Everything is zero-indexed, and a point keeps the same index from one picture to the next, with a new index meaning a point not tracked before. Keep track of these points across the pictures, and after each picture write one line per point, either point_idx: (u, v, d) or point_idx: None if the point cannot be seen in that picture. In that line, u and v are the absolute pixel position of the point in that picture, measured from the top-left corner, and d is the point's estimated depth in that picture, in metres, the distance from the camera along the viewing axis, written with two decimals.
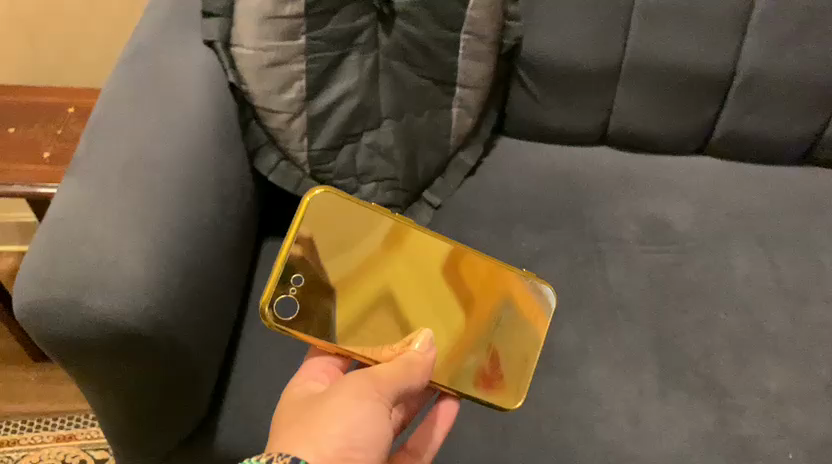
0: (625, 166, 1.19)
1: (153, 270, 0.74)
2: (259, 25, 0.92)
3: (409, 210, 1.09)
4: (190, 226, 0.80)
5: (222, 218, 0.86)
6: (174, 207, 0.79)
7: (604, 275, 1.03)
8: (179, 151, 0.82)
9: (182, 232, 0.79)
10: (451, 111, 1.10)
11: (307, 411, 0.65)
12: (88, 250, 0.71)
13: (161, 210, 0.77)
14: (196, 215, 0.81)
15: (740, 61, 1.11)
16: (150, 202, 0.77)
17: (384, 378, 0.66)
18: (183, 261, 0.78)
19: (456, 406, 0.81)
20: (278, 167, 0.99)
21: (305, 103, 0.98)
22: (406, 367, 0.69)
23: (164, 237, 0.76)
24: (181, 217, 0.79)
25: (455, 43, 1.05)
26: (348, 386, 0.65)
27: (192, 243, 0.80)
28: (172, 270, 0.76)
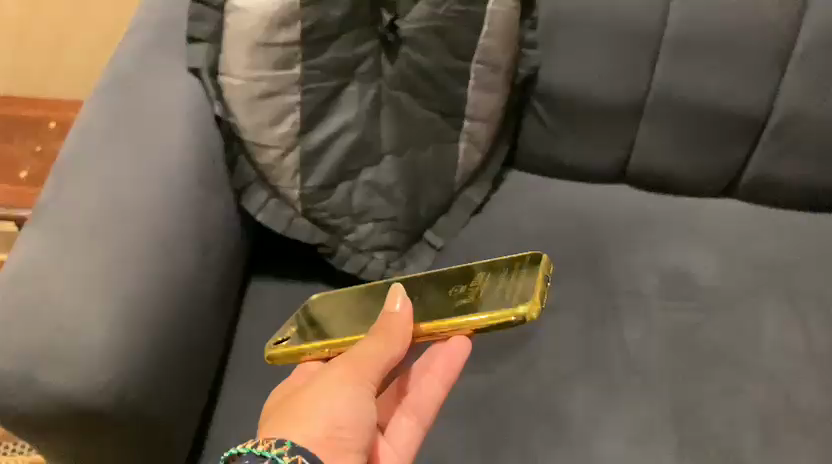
0: (645, 206, 1.09)
1: (124, 337, 0.67)
2: (251, 53, 0.83)
3: (409, 252, 1.00)
4: (168, 282, 0.72)
5: (202, 269, 0.79)
6: (150, 262, 0.71)
7: (621, 335, 0.95)
8: (159, 196, 0.75)
9: (159, 288, 0.71)
10: (457, 146, 1.01)
11: (294, 398, 0.65)
12: (48, 314, 0.66)
13: (139, 267, 0.70)
14: (177, 268, 0.74)
15: (776, 100, 1.01)
16: (127, 257, 0.70)
17: (363, 360, 0.65)
18: (158, 322, 0.70)
19: (461, 344, 0.73)
20: (267, 206, 0.91)
21: (298, 137, 0.89)
22: (385, 336, 0.67)
23: (138, 296, 0.69)
24: (157, 273, 0.72)
25: (464, 73, 0.96)
26: (333, 372, 0.65)
27: (170, 301, 0.72)
28: (147, 332, 0.69)
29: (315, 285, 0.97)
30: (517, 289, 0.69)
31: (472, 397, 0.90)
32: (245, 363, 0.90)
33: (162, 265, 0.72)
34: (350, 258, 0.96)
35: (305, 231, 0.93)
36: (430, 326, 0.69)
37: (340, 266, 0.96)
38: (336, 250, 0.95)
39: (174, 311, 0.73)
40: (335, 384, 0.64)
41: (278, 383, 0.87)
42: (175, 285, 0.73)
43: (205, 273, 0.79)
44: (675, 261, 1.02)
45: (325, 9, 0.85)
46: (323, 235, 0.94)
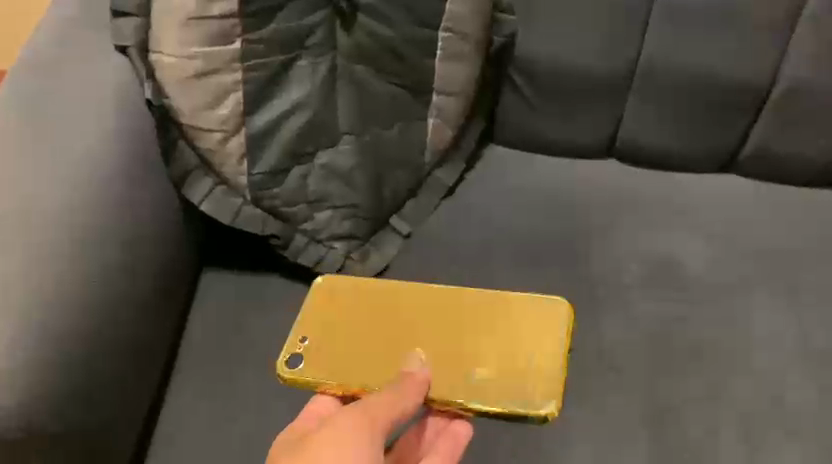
0: (632, 187, 1.00)
1: (36, 348, 0.62)
2: (183, 26, 0.75)
3: (373, 240, 0.92)
4: (84, 285, 0.67)
5: (135, 267, 0.73)
6: (61, 263, 0.66)
7: (597, 330, 0.88)
8: (74, 188, 0.69)
9: (74, 294, 0.66)
10: (425, 123, 0.92)
11: (300, 446, 0.63)
12: None
13: (50, 269, 0.65)
14: (99, 270, 0.68)
15: (780, 69, 0.91)
16: (36, 256, 0.65)
17: (376, 408, 0.64)
18: (79, 330, 0.65)
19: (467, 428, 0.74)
20: (212, 195, 0.83)
21: (243, 119, 0.81)
22: (398, 390, 0.67)
23: (47, 302, 0.64)
24: (74, 275, 0.66)
25: (430, 43, 0.87)
26: (342, 420, 0.63)
27: (95, 306, 0.67)
28: (70, 347, 0.64)
29: (270, 277, 0.90)
30: (539, 380, 0.71)
31: None
32: (193, 365, 0.84)
33: (76, 263, 0.67)
34: (306, 249, 0.88)
35: (256, 222, 0.86)
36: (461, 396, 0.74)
37: (294, 259, 0.88)
38: (290, 241, 0.88)
39: (103, 320, 0.68)
40: (341, 430, 0.63)
41: (231, 388, 0.82)
42: (96, 288, 0.68)
43: (140, 274, 0.74)
44: (663, 249, 0.94)
45: None
46: (276, 225, 0.87)
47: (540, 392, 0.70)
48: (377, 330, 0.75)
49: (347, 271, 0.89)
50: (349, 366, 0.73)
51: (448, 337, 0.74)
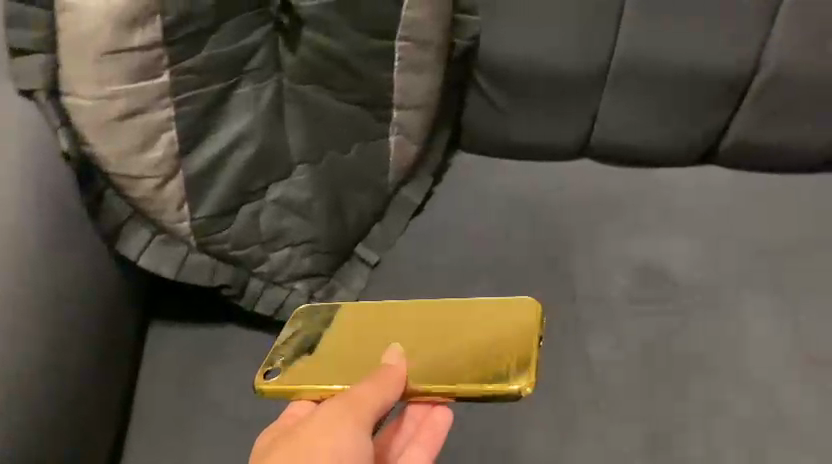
0: (609, 188, 0.94)
1: None
2: (98, 63, 0.63)
3: (338, 275, 0.84)
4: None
5: (61, 344, 0.64)
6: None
7: (585, 351, 0.81)
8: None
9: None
10: (386, 141, 0.83)
11: (283, 443, 0.58)
12: None
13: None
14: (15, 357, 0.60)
15: (763, 56, 0.84)
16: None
17: (359, 397, 0.59)
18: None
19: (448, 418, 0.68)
20: (150, 246, 0.73)
21: (179, 160, 0.70)
22: (376, 376, 0.60)
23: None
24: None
25: (385, 53, 0.77)
26: (324, 413, 0.58)
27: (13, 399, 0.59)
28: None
29: (224, 326, 0.82)
30: (511, 354, 0.64)
31: None
32: (146, 435, 0.75)
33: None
34: (262, 294, 0.79)
35: (203, 272, 0.76)
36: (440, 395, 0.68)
37: (251, 306, 0.80)
38: (245, 287, 0.79)
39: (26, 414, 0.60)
40: (326, 424, 0.57)
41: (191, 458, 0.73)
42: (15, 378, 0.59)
43: (68, 349, 0.65)
44: (647, 255, 0.88)
45: None
46: (226, 273, 0.78)
47: (515, 361, 0.63)
48: (354, 341, 0.70)
49: None
50: (323, 371, 0.67)
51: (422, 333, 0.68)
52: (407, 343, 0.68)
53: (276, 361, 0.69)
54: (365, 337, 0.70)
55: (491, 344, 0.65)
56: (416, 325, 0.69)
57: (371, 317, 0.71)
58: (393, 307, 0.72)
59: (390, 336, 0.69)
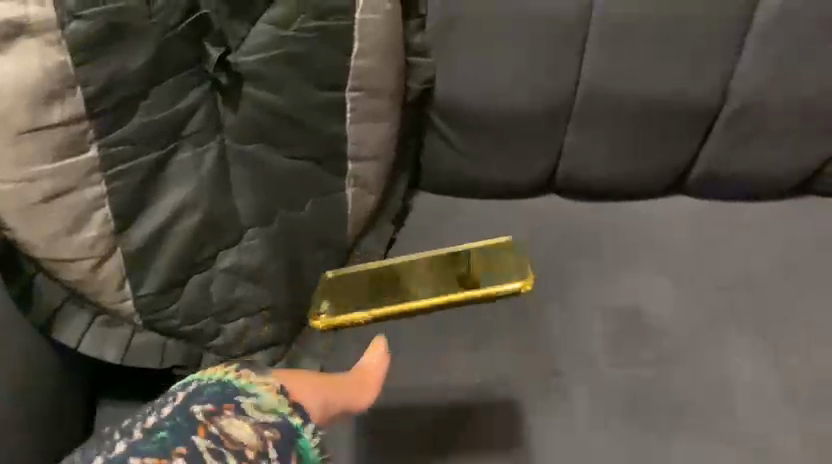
0: (579, 225, 0.90)
1: None
2: (14, 143, 0.57)
3: (300, 340, 0.78)
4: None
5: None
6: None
7: (566, 407, 0.78)
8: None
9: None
10: (343, 194, 0.77)
11: None
12: None
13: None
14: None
15: (731, 87, 0.81)
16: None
17: None
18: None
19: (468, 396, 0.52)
20: (91, 329, 0.67)
21: (115, 237, 0.65)
22: None
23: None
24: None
25: (336, 105, 0.72)
26: None
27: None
28: None
29: None
30: (509, 266, 0.80)
31: None
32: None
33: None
34: (218, 370, 0.73)
35: (152, 353, 0.70)
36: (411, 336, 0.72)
37: None
38: (199, 364, 0.73)
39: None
40: None
41: None
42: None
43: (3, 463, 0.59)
44: (622, 298, 0.85)
45: (118, 60, 0.60)
46: (177, 353, 0.71)
47: (510, 266, 0.80)
48: (380, 293, 0.77)
49: None
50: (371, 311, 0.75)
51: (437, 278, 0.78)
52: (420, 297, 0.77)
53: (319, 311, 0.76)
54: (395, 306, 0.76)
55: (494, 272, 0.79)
56: (424, 279, 0.78)
57: (374, 277, 0.78)
58: (383, 267, 0.78)
59: (417, 282, 0.78)
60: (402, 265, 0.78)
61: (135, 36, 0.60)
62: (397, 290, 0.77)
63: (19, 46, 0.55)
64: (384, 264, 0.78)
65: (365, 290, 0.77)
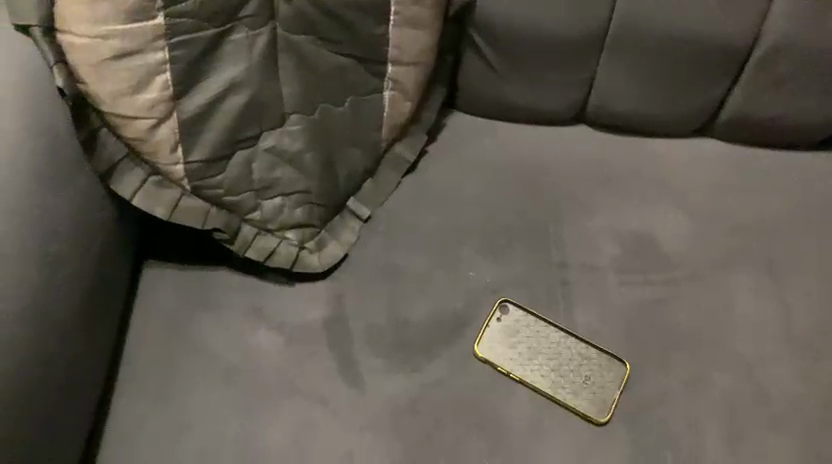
0: (605, 157, 0.93)
1: None
2: (93, 3, 0.65)
3: (329, 227, 0.85)
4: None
5: (50, 294, 0.65)
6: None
7: (570, 317, 0.82)
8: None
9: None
10: (381, 96, 0.83)
11: None
12: None
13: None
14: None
15: (764, 27, 0.83)
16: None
17: None
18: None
19: None
20: (144, 187, 0.74)
21: (173, 103, 0.72)
22: None
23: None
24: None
25: (381, 8, 0.78)
26: None
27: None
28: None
29: (219, 272, 0.82)
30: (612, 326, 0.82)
31: (395, 402, 0.77)
32: (133, 388, 0.76)
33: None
34: (254, 241, 0.80)
35: (196, 215, 0.77)
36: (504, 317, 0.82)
37: (243, 252, 0.80)
38: (237, 233, 0.80)
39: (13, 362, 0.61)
40: None
41: (182, 400, 0.76)
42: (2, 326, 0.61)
43: (57, 301, 0.66)
44: (637, 225, 0.88)
45: None
46: (218, 218, 0.78)
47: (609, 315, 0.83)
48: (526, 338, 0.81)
49: (301, 263, 0.82)
50: (530, 363, 0.80)
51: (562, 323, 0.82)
52: (552, 337, 0.81)
53: (516, 349, 0.81)
54: (536, 347, 0.81)
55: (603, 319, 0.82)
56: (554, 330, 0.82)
57: (523, 354, 0.81)
58: (531, 340, 0.81)
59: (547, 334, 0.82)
60: (536, 329, 0.82)
61: None
62: (535, 335, 0.82)
63: None
64: (535, 351, 0.81)
65: (515, 339, 0.81)
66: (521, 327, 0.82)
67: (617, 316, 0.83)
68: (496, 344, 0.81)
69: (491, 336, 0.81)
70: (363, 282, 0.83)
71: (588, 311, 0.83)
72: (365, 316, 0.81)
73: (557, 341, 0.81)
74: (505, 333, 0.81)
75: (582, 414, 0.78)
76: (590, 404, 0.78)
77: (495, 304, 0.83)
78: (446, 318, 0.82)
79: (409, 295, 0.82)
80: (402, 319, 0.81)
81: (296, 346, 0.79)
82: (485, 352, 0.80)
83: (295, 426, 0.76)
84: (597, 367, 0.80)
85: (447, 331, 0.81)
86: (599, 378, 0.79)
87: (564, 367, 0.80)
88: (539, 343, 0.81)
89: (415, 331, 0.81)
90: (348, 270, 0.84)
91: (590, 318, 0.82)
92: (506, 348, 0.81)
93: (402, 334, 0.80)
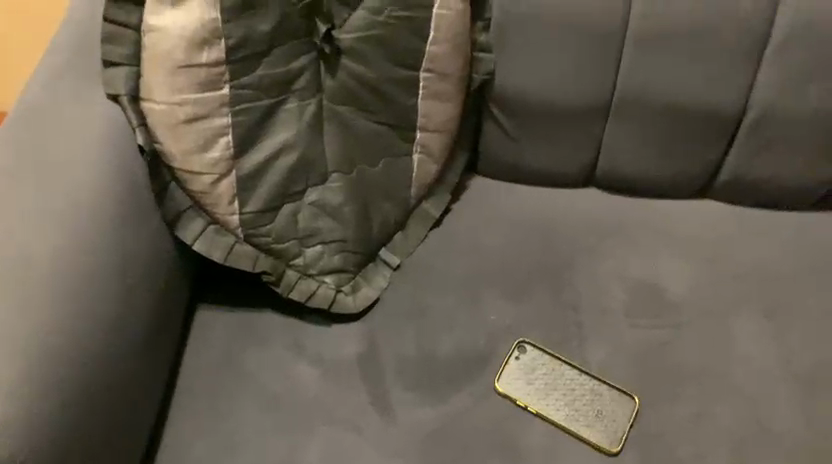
0: (614, 214, 1.02)
1: (46, 403, 0.64)
2: (173, 76, 0.78)
3: (363, 274, 0.94)
4: (71, 336, 0.67)
5: (127, 321, 0.74)
6: (55, 319, 0.67)
7: (584, 356, 0.90)
8: (62, 237, 0.70)
9: (60, 347, 0.66)
10: (410, 158, 0.95)
11: None
12: None
13: (36, 328, 0.65)
14: (84, 321, 0.69)
15: (751, 96, 0.94)
16: (21, 310, 0.65)
17: None
18: (72, 385, 0.66)
19: None
20: (204, 233, 0.85)
21: (232, 161, 0.84)
22: None
23: (54, 362, 0.66)
24: (71, 334, 0.67)
25: (412, 82, 0.91)
26: None
27: (85, 363, 0.68)
28: (73, 396, 0.67)
29: (263, 313, 0.92)
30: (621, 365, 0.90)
31: (423, 432, 0.84)
32: (185, 414, 0.84)
33: (72, 324, 0.68)
34: (296, 284, 0.90)
35: (247, 259, 0.87)
36: (523, 355, 0.90)
37: (287, 293, 0.90)
38: (282, 277, 0.90)
39: (95, 379, 0.69)
40: None
41: (229, 425, 0.84)
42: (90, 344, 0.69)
43: (131, 328, 0.75)
44: (645, 274, 0.97)
45: (251, 25, 0.80)
46: (266, 262, 0.88)
47: (620, 355, 0.90)
48: (544, 375, 0.89)
49: (337, 304, 0.91)
50: (548, 398, 0.87)
51: (576, 362, 0.90)
52: (568, 375, 0.89)
53: (535, 385, 0.88)
54: (553, 384, 0.88)
55: (614, 359, 0.90)
56: (570, 368, 0.89)
57: (541, 390, 0.88)
58: (548, 378, 0.89)
59: (563, 371, 0.89)
60: (553, 367, 0.89)
61: (265, 9, 0.81)
62: (552, 372, 0.89)
63: (189, 6, 0.77)
64: (552, 387, 0.88)
65: (533, 375, 0.89)
66: (539, 364, 0.89)
67: (627, 356, 0.90)
68: (516, 379, 0.88)
69: (511, 372, 0.89)
70: (394, 322, 0.92)
71: (601, 351, 0.91)
72: (395, 352, 0.89)
73: (573, 379, 0.89)
74: (524, 370, 0.89)
75: (595, 443, 0.84)
76: (602, 435, 0.85)
77: (514, 344, 0.91)
78: (470, 355, 0.90)
79: (435, 334, 0.91)
80: (429, 355, 0.89)
81: (332, 380, 0.87)
82: (506, 387, 0.88)
83: (333, 451, 0.83)
84: (609, 402, 0.87)
85: (471, 366, 0.89)
86: (611, 411, 0.86)
87: (579, 402, 0.87)
88: (556, 379, 0.89)
89: (442, 367, 0.88)
90: (380, 311, 0.92)
91: (602, 358, 0.90)
92: (524, 383, 0.88)
93: (430, 369, 0.88)
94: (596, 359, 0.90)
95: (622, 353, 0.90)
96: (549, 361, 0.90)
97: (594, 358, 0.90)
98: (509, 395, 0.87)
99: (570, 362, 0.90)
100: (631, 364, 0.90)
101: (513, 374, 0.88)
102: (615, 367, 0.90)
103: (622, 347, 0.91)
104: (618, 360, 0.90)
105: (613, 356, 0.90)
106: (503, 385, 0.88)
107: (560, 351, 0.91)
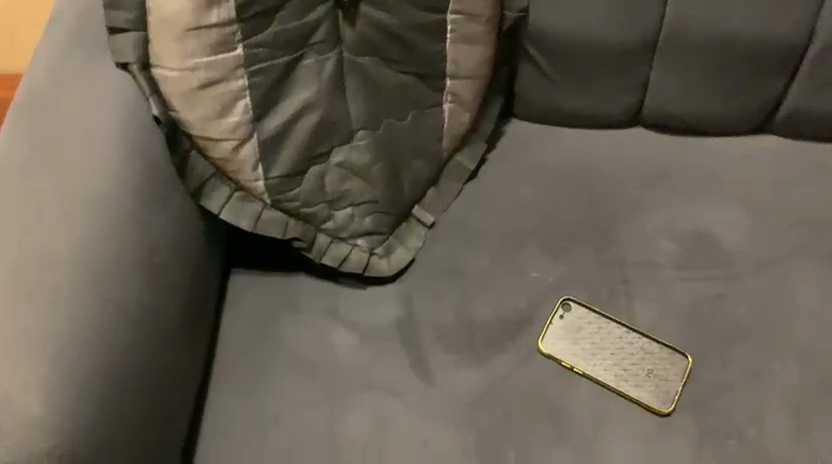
0: (662, 158, 0.95)
1: (80, 391, 0.63)
2: (184, 39, 0.74)
3: (396, 234, 0.90)
4: (100, 323, 0.66)
5: (157, 300, 0.72)
6: (82, 307, 0.65)
7: (631, 314, 0.86)
8: (82, 223, 0.67)
9: (90, 335, 0.65)
10: (441, 109, 0.89)
11: None
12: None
13: (64, 319, 0.64)
14: (112, 305, 0.67)
15: (819, 22, 0.84)
16: (47, 304, 0.64)
17: None
18: (106, 373, 0.65)
19: None
20: (230, 202, 0.82)
21: (253, 125, 0.80)
22: None
23: (85, 352, 0.64)
24: (101, 322, 0.66)
25: (437, 27, 0.84)
26: None
27: (117, 348, 0.67)
28: (109, 380, 0.65)
29: (298, 279, 0.89)
30: (671, 323, 0.85)
31: (465, 396, 0.82)
32: (223, 387, 0.83)
33: (101, 312, 0.66)
34: (328, 249, 0.87)
35: (276, 226, 0.84)
36: (566, 315, 0.86)
37: (319, 259, 0.87)
38: (313, 242, 0.86)
39: (129, 363, 0.68)
40: None
41: (268, 397, 0.82)
42: (120, 331, 0.67)
43: (163, 307, 0.73)
44: (696, 223, 0.90)
45: None
46: (296, 229, 0.85)
47: (670, 312, 0.85)
48: (588, 336, 0.85)
49: (371, 267, 0.88)
50: (593, 360, 0.83)
51: (623, 321, 0.85)
52: (614, 335, 0.85)
53: (579, 346, 0.84)
54: (598, 344, 0.84)
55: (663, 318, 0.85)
56: (616, 328, 0.85)
57: (586, 351, 0.84)
58: (593, 337, 0.85)
59: (608, 331, 0.85)
60: (597, 327, 0.85)
61: None
62: (596, 332, 0.85)
63: None
64: (597, 348, 0.84)
65: (576, 336, 0.85)
66: (582, 324, 0.85)
67: (678, 312, 0.85)
68: (558, 340, 0.84)
69: (553, 333, 0.85)
70: (430, 285, 0.88)
71: (649, 309, 0.86)
72: (433, 317, 0.86)
73: (619, 338, 0.84)
74: (566, 331, 0.85)
75: (647, 406, 0.81)
76: (653, 396, 0.81)
77: (556, 303, 0.87)
78: (510, 316, 0.86)
79: (473, 294, 0.87)
80: (467, 317, 0.86)
81: (369, 347, 0.85)
82: (547, 349, 0.84)
83: (374, 419, 0.81)
84: (660, 361, 0.83)
85: (512, 328, 0.85)
86: (663, 372, 0.82)
87: (626, 363, 0.83)
88: (600, 339, 0.85)
89: (482, 329, 0.85)
90: (415, 273, 0.89)
91: (651, 315, 0.85)
92: (568, 344, 0.84)
93: (468, 332, 0.85)
94: (645, 317, 0.85)
95: (673, 309, 0.85)
96: (593, 320, 0.86)
97: (643, 316, 0.85)
98: (552, 357, 0.84)
99: (616, 321, 0.85)
100: (681, 322, 0.85)
101: (555, 335, 0.85)
102: (665, 325, 0.85)
103: (674, 303, 0.86)
104: (668, 318, 0.85)
105: (662, 314, 0.85)
106: (546, 347, 0.84)
107: (605, 310, 0.86)
